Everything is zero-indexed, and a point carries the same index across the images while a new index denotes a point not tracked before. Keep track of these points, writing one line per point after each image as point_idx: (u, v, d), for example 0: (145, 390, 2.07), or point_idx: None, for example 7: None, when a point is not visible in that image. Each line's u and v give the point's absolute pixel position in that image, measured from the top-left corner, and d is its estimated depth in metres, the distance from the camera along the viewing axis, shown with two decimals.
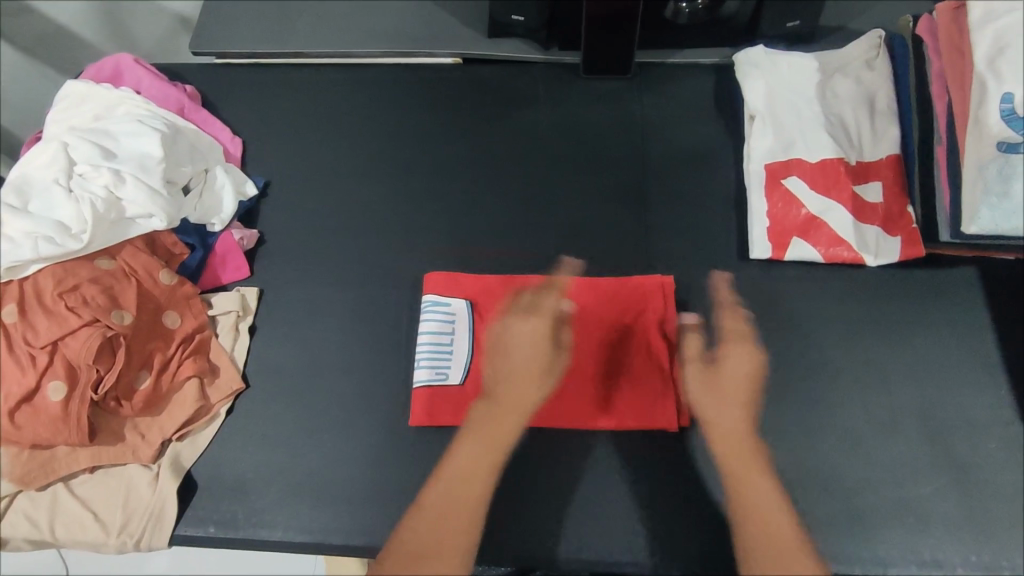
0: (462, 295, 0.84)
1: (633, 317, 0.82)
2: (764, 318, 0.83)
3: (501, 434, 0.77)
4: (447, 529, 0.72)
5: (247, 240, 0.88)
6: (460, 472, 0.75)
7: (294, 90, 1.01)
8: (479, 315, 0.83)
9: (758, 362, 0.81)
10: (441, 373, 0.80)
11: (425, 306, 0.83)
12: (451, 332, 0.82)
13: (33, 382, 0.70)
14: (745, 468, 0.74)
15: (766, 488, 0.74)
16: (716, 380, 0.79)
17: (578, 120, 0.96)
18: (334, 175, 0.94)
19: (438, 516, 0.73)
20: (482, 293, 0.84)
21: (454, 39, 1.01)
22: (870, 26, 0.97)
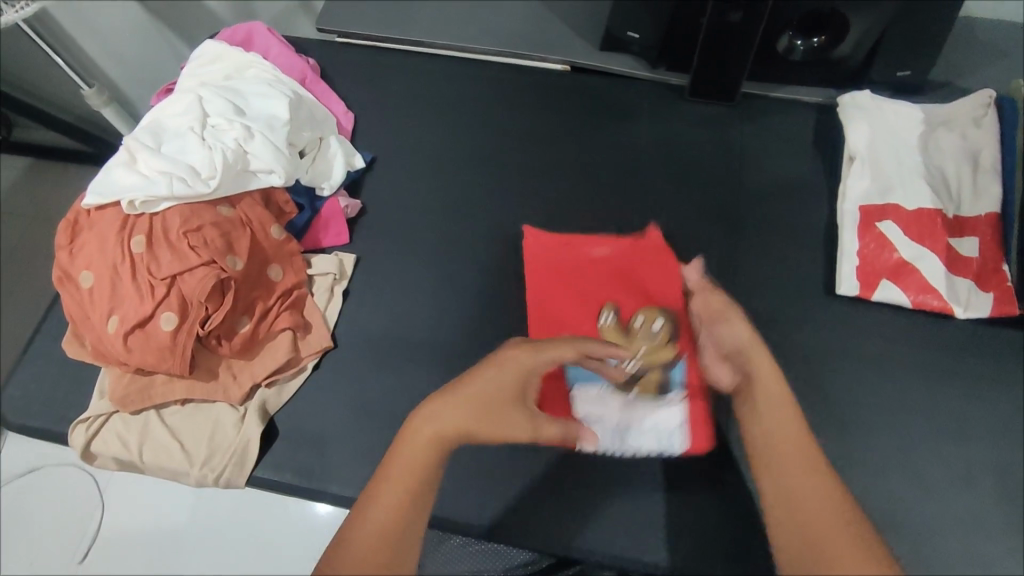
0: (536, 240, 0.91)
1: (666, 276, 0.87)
2: (843, 354, 0.84)
3: (458, 431, 0.59)
4: (406, 498, 0.56)
5: (351, 209, 0.92)
6: (424, 443, 0.59)
7: (410, 76, 1.06)
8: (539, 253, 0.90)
9: (832, 396, 0.82)
10: (590, 420, 0.79)
11: (669, 430, 0.77)
12: (630, 433, 0.78)
13: (149, 311, 0.74)
14: (774, 401, 0.64)
15: (785, 427, 0.62)
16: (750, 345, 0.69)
17: (677, 138, 0.99)
18: (438, 159, 0.99)
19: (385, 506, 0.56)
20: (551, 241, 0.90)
21: (567, 47, 1.05)
22: (979, 85, 0.98)
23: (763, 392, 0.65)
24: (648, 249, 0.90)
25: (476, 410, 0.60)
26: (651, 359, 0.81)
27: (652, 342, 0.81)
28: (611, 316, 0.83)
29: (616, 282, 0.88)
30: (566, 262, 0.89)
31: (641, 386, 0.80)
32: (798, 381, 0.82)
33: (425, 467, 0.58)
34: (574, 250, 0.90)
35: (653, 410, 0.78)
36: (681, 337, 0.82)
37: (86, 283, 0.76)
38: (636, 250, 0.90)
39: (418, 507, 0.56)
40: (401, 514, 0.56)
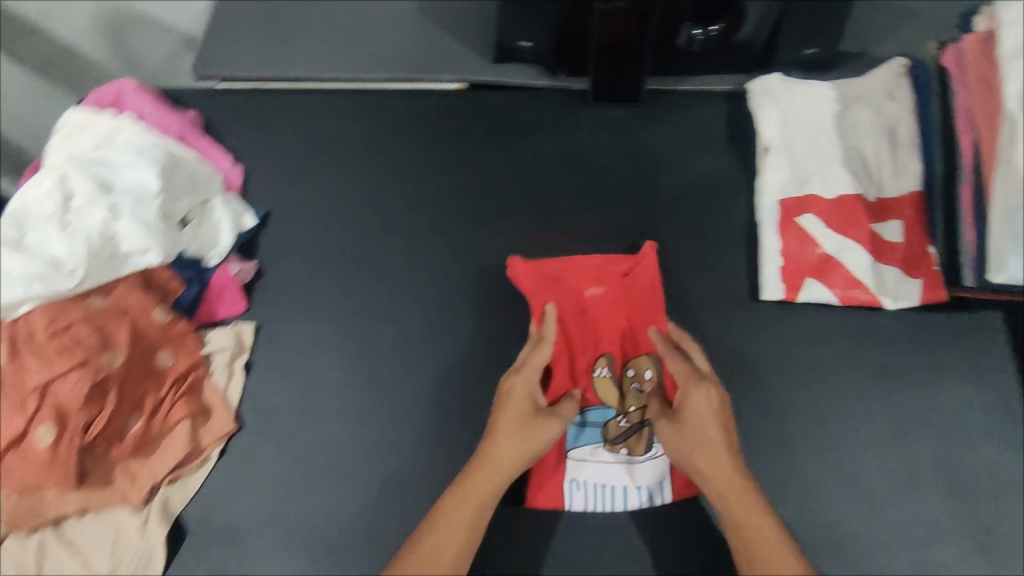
0: (531, 267, 0.84)
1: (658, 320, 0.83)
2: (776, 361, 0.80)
3: (491, 484, 0.71)
4: (457, 539, 0.68)
5: (244, 274, 0.86)
6: (475, 494, 0.70)
7: (301, 117, 0.99)
8: (530, 279, 0.84)
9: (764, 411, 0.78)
10: (576, 484, 0.78)
11: (660, 483, 0.78)
12: (619, 492, 0.77)
13: (22, 426, 0.69)
14: (735, 506, 0.68)
15: (755, 532, 0.66)
16: (697, 421, 0.72)
17: (584, 150, 0.94)
18: (338, 207, 0.94)
19: (430, 547, 0.67)
20: (548, 266, 0.84)
21: (461, 64, 0.98)
22: (895, 50, 0.92)
23: (722, 498, 0.69)
24: (648, 264, 0.83)
25: (517, 447, 0.73)
26: (642, 419, 0.80)
27: (643, 398, 0.81)
28: (605, 368, 0.83)
29: (614, 317, 0.85)
30: (562, 301, 0.84)
31: (632, 442, 0.80)
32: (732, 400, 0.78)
33: (474, 511, 0.70)
34: (569, 286, 0.85)
35: (638, 467, 0.78)
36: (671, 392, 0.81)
37: None
38: (633, 273, 0.84)
39: (467, 540, 0.68)
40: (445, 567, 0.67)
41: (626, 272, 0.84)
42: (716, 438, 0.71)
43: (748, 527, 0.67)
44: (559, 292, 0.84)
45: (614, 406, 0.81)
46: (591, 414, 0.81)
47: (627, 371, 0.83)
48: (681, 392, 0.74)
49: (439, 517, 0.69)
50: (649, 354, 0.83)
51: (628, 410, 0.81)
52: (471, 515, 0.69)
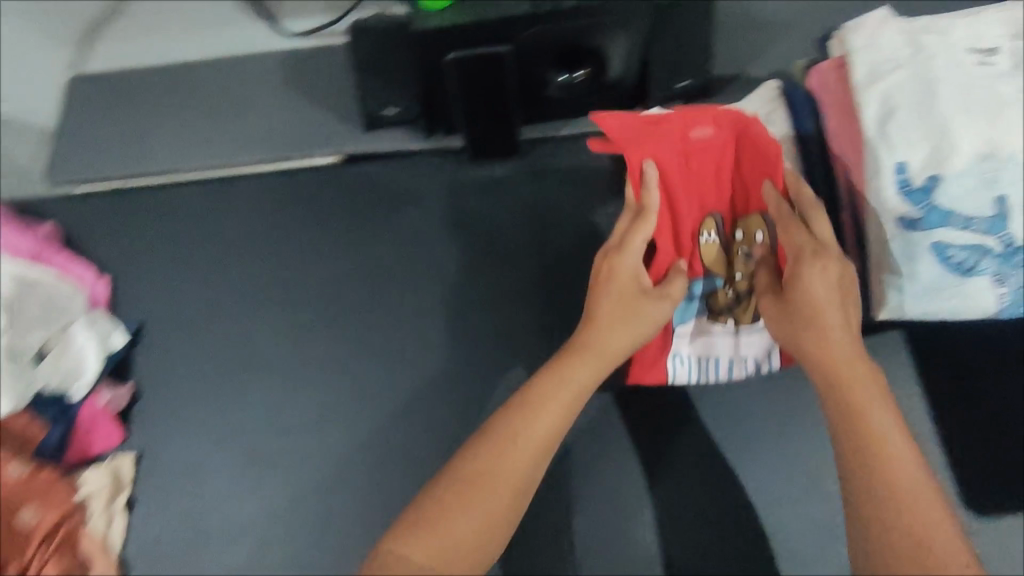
0: (620, 133, 0.70)
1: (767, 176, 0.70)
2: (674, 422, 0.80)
3: (592, 374, 0.63)
4: (529, 456, 0.56)
5: (115, 402, 0.81)
6: (568, 394, 0.61)
7: (167, 215, 0.92)
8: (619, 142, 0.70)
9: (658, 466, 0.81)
10: (680, 359, 0.78)
11: (767, 352, 0.76)
12: (721, 365, 0.78)
13: None
14: (868, 394, 0.56)
15: (886, 432, 0.53)
16: (820, 292, 0.61)
17: (467, 216, 0.90)
18: (218, 309, 0.88)
19: (503, 459, 0.55)
20: (633, 130, 0.71)
21: (330, 137, 0.92)
22: (772, 68, 0.89)
23: (847, 385, 0.57)
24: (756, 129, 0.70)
25: (625, 333, 0.65)
26: (751, 287, 0.72)
27: (751, 266, 0.71)
28: (712, 233, 0.73)
29: (715, 181, 0.73)
30: (664, 155, 0.71)
31: (737, 314, 0.74)
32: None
33: (560, 415, 0.59)
34: (668, 131, 0.71)
35: (746, 340, 0.76)
36: None
37: None
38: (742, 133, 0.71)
39: (546, 449, 0.58)
40: (513, 477, 0.55)
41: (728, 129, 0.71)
42: (843, 325, 0.60)
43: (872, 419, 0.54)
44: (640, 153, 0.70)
45: (718, 272, 0.73)
46: (694, 286, 0.74)
47: (735, 234, 0.73)
48: (793, 264, 0.62)
49: (522, 431, 0.57)
50: (762, 212, 0.71)
51: (734, 278, 0.73)
52: (564, 409, 0.60)
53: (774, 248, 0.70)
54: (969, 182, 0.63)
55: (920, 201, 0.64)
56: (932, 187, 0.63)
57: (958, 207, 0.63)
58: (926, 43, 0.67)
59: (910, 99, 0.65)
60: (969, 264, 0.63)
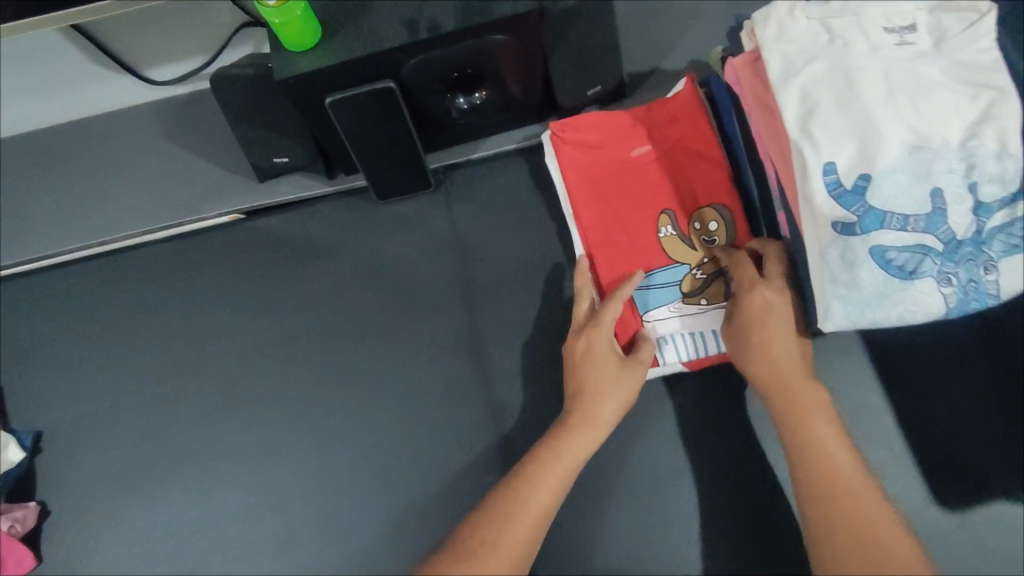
0: (559, 152, 0.78)
1: (705, 160, 0.77)
2: (631, 459, 0.75)
3: (580, 445, 0.62)
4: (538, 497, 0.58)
5: (19, 524, 0.73)
6: (568, 450, 0.61)
7: (50, 303, 0.83)
8: (565, 164, 0.78)
9: (625, 506, 0.74)
10: (666, 341, 0.74)
11: None
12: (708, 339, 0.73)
13: None
14: (825, 424, 0.57)
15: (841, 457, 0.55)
16: (772, 325, 0.61)
17: (382, 260, 0.82)
18: (121, 402, 0.79)
19: (511, 508, 0.58)
20: (575, 143, 0.78)
21: (222, 195, 0.84)
22: (684, 61, 0.84)
23: (804, 413, 0.58)
24: (689, 114, 0.77)
25: (611, 398, 0.65)
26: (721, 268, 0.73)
27: (715, 248, 0.74)
28: (668, 227, 0.76)
29: (667, 174, 0.77)
30: (608, 172, 0.78)
31: (712, 291, 0.73)
32: (600, 515, 0.74)
33: (555, 488, 0.60)
34: (613, 150, 0.78)
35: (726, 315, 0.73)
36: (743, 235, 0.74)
37: None
38: (678, 119, 0.77)
39: (549, 506, 0.59)
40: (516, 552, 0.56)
41: (664, 124, 0.78)
42: (795, 356, 0.60)
43: (805, 432, 0.57)
44: (583, 171, 0.78)
45: (685, 263, 0.75)
46: (664, 274, 0.74)
47: (692, 224, 0.75)
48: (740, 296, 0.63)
49: (512, 512, 0.57)
50: (715, 201, 0.75)
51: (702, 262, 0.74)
52: (557, 485, 0.60)
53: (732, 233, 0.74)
54: (902, 178, 0.59)
55: (854, 205, 0.59)
56: (864, 187, 0.59)
57: (894, 206, 0.59)
58: (840, 29, 0.62)
59: (830, 94, 0.61)
60: (912, 266, 0.59)
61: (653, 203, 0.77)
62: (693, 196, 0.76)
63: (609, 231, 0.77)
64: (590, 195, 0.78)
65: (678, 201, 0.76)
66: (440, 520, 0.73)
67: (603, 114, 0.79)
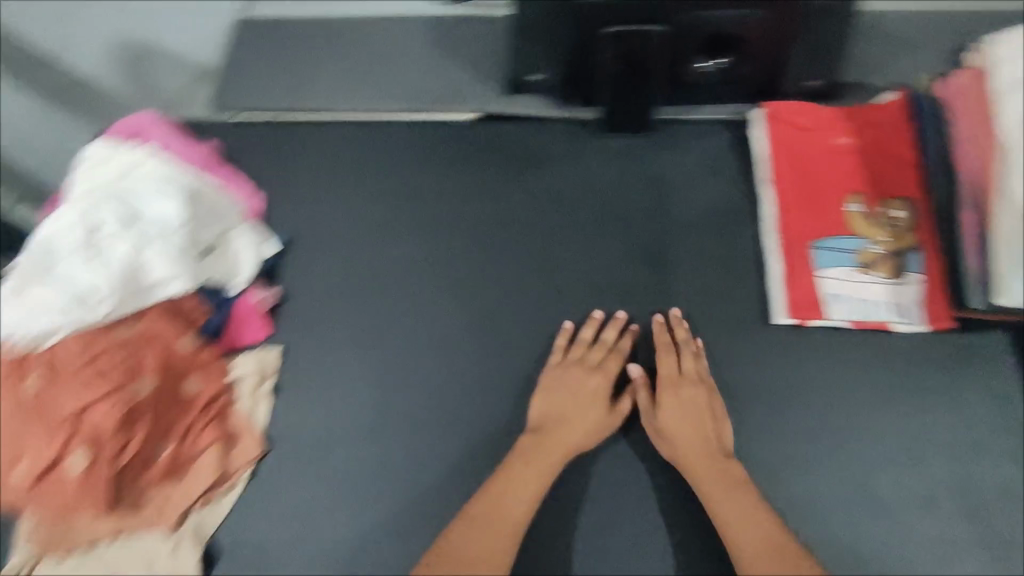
0: (768, 126, 0.93)
1: (901, 161, 0.87)
2: (788, 390, 0.82)
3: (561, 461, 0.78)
4: (506, 507, 0.75)
5: (267, 300, 0.88)
6: (505, 476, 0.77)
7: (319, 146, 1.00)
8: (775, 135, 0.92)
9: (779, 426, 0.80)
10: (835, 297, 0.84)
11: (908, 308, 0.83)
12: (871, 304, 0.83)
13: (57, 454, 0.71)
14: (731, 481, 0.76)
15: (743, 501, 0.74)
16: (692, 407, 0.80)
17: (597, 178, 0.95)
18: (356, 233, 0.94)
19: (500, 505, 0.75)
20: (786, 122, 0.92)
21: (474, 96, 1.01)
22: (894, 78, 0.96)
23: (714, 472, 0.76)
24: (895, 119, 0.88)
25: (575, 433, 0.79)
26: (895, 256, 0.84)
27: (895, 233, 0.84)
28: (856, 205, 0.86)
29: (863, 163, 0.88)
30: (808, 149, 0.90)
31: (885, 268, 0.83)
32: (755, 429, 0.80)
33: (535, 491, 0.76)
34: (817, 134, 0.91)
35: (892, 289, 0.83)
36: (924, 229, 0.84)
37: None
38: (884, 122, 0.88)
39: (528, 504, 0.75)
40: (502, 533, 0.73)
41: (870, 124, 0.89)
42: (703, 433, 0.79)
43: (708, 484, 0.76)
44: (788, 144, 0.91)
45: (866, 238, 0.85)
46: (844, 241, 0.85)
47: (878, 208, 0.86)
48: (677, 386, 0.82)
49: (492, 508, 0.75)
50: (903, 195, 0.86)
51: (881, 242, 0.84)
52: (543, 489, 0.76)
53: (913, 225, 0.84)
54: None
55: None
56: None
57: None
58: None
59: None
60: None
61: (844, 183, 0.88)
62: (884, 187, 0.87)
63: (800, 196, 0.88)
64: (789, 164, 0.90)
65: (869, 187, 0.87)
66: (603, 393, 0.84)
67: (814, 106, 0.92)
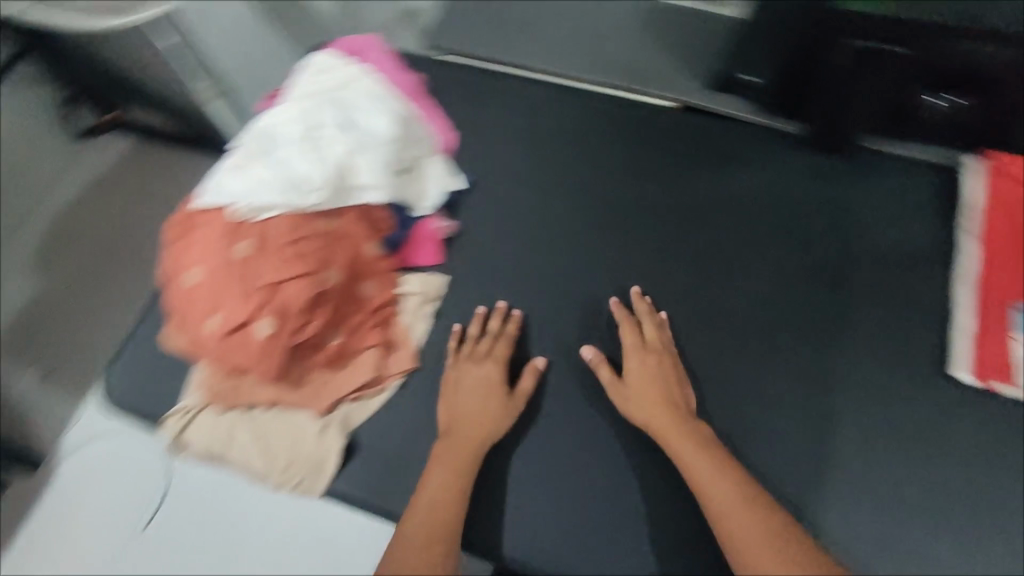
0: (989, 179, 0.90)
1: None
2: (950, 448, 0.78)
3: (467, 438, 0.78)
4: (442, 502, 0.72)
5: (446, 230, 0.93)
6: (446, 466, 0.75)
7: (516, 102, 1.04)
8: (995, 190, 0.89)
9: (935, 482, 0.76)
10: None
11: None
12: None
13: (250, 315, 0.76)
14: (709, 455, 0.73)
15: (721, 474, 0.71)
16: (651, 376, 0.80)
17: (788, 189, 0.93)
18: (536, 189, 0.97)
19: (430, 479, 0.75)
20: (1010, 179, 0.89)
21: (679, 86, 1.04)
22: None
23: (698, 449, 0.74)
24: None
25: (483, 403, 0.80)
26: None
27: None
28: None
29: None
30: None
31: None
32: (908, 477, 0.77)
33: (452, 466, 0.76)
34: None
35: None
36: None
37: (193, 280, 0.79)
38: None
39: (463, 476, 0.75)
40: (450, 501, 0.73)
41: None
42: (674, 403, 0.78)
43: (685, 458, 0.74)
44: (1006, 201, 0.88)
45: None
46: None
47: None
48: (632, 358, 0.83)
49: (432, 478, 0.75)
50: None
51: None
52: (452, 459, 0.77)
53: None
54: None
55: None
56: None
57: None
58: None
59: None
60: None
61: None
62: None
63: (1011, 255, 0.85)
64: (1004, 221, 0.87)
65: None
66: (753, 401, 0.82)
67: None
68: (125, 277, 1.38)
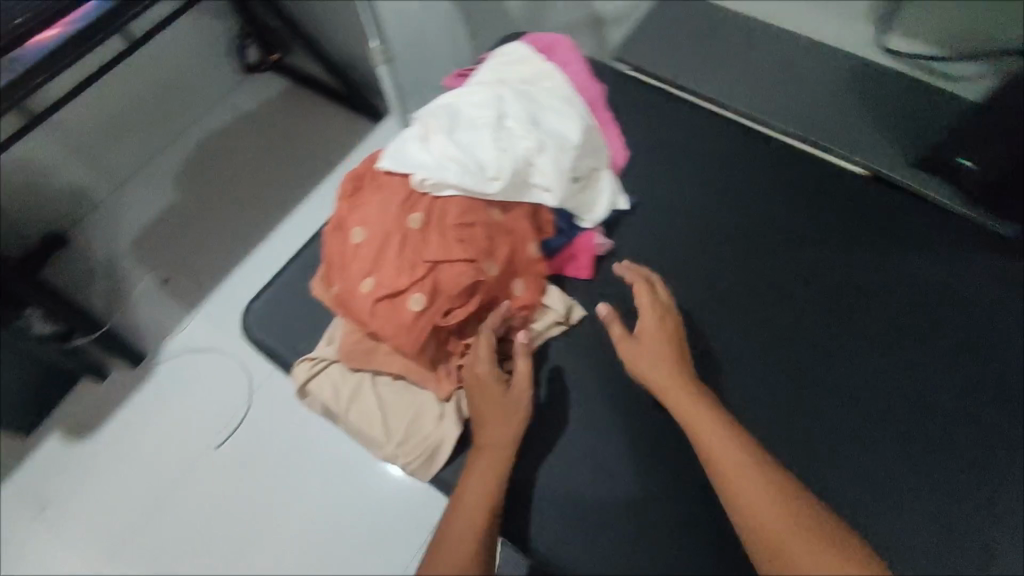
0: None
1: None
2: None
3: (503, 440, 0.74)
4: (481, 502, 0.70)
5: (602, 248, 0.89)
6: (475, 477, 0.72)
7: (695, 130, 1.00)
8: None
9: None
10: None
11: None
12: None
13: (405, 286, 0.77)
14: (723, 438, 0.69)
15: (740, 460, 0.67)
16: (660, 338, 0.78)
17: (982, 290, 0.84)
18: (700, 223, 0.92)
19: (471, 482, 0.72)
20: None
21: (873, 154, 0.97)
22: None
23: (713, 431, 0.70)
24: None
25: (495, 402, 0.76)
26: None
27: None
28: None
29: None
30: None
31: None
32: None
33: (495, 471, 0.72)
34: None
35: None
36: None
37: (356, 238, 0.80)
38: None
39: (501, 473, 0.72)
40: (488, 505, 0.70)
41: None
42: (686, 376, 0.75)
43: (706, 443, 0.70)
44: None
45: None
46: None
47: None
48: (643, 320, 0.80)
49: (471, 478, 0.72)
50: None
51: None
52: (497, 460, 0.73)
53: None
54: None
55: None
56: None
57: None
58: None
59: None
60: None
61: None
62: None
63: None
64: None
65: None
66: (900, 510, 0.74)
67: None
68: (259, 208, 1.43)
